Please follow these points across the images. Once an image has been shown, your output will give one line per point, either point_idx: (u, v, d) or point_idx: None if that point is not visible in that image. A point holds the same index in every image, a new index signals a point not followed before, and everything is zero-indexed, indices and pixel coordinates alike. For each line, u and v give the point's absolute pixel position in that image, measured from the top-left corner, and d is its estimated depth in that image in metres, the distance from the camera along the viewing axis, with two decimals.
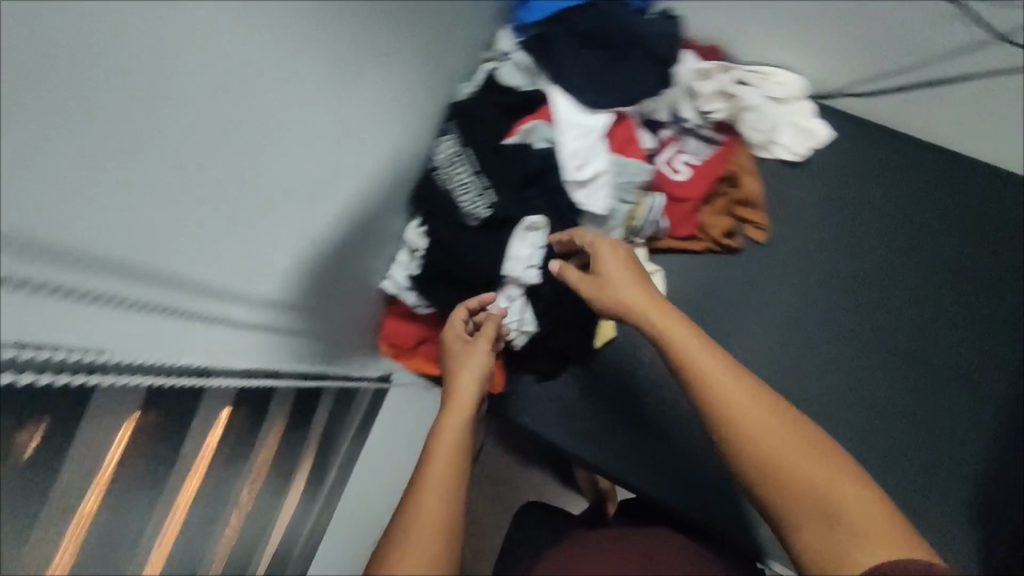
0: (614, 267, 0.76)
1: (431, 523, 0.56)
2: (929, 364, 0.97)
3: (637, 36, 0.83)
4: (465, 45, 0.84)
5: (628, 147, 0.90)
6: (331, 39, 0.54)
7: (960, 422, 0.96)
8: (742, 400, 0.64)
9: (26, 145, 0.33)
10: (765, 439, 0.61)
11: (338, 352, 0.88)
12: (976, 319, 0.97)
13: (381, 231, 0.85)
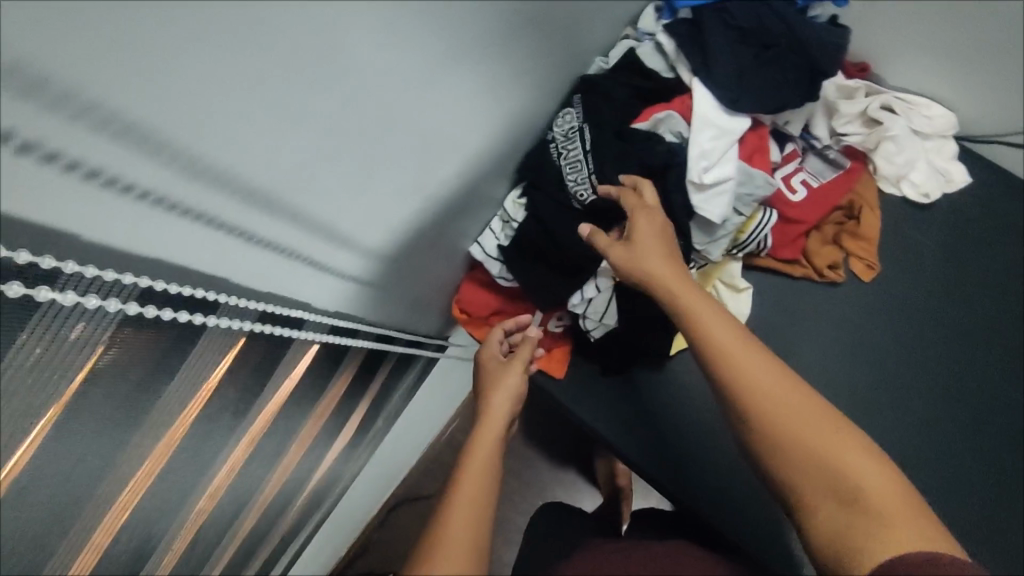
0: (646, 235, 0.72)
1: (459, 541, 0.53)
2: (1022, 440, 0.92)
3: (796, 40, 0.76)
4: (611, 18, 0.79)
5: (756, 157, 0.85)
6: None
7: None
8: (766, 386, 0.61)
9: (189, 38, 0.31)
10: (787, 427, 0.60)
11: (414, 311, 0.86)
12: None
13: (484, 195, 0.82)
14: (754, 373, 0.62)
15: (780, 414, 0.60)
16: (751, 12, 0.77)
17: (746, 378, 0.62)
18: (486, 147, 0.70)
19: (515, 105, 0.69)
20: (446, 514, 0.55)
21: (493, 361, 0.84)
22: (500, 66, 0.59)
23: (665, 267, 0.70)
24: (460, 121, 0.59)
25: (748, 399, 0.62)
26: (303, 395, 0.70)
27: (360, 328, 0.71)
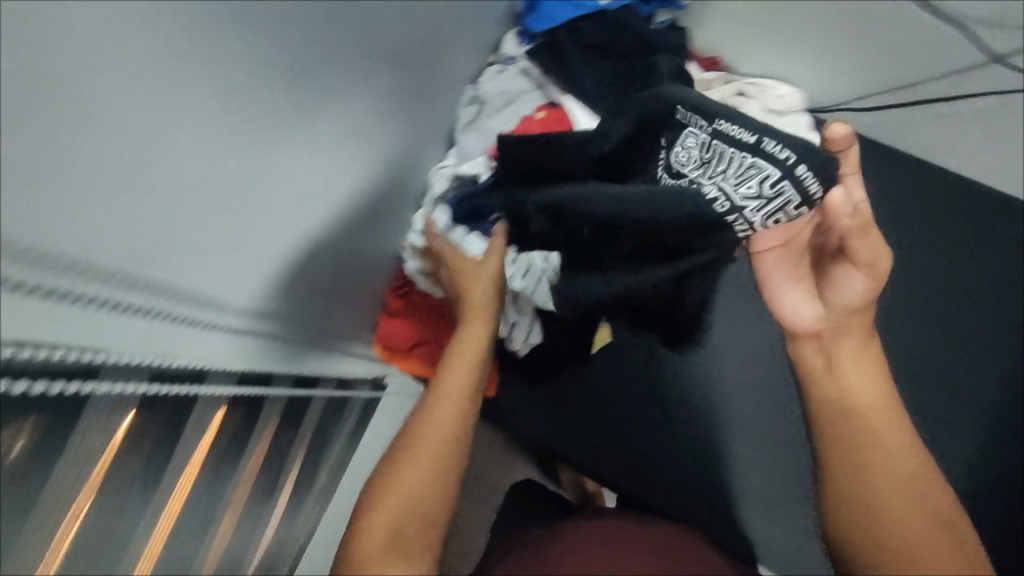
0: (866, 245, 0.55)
1: (421, 493, 0.59)
2: (910, 374, 1.04)
3: (650, 47, 0.81)
4: (471, 49, 0.84)
5: None
6: (349, 38, 0.53)
7: (943, 429, 1.03)
8: (877, 415, 0.59)
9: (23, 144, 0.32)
10: (887, 458, 0.58)
11: (339, 353, 0.88)
12: (959, 331, 1.04)
13: (383, 233, 0.84)
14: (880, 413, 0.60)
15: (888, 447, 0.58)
16: (601, 29, 0.82)
17: (863, 403, 0.60)
18: (368, 186, 0.73)
19: (388, 143, 0.72)
20: (396, 470, 0.60)
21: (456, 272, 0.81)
22: (359, 107, 0.62)
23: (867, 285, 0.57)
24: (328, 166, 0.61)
25: (861, 419, 0.59)
26: (224, 455, 0.71)
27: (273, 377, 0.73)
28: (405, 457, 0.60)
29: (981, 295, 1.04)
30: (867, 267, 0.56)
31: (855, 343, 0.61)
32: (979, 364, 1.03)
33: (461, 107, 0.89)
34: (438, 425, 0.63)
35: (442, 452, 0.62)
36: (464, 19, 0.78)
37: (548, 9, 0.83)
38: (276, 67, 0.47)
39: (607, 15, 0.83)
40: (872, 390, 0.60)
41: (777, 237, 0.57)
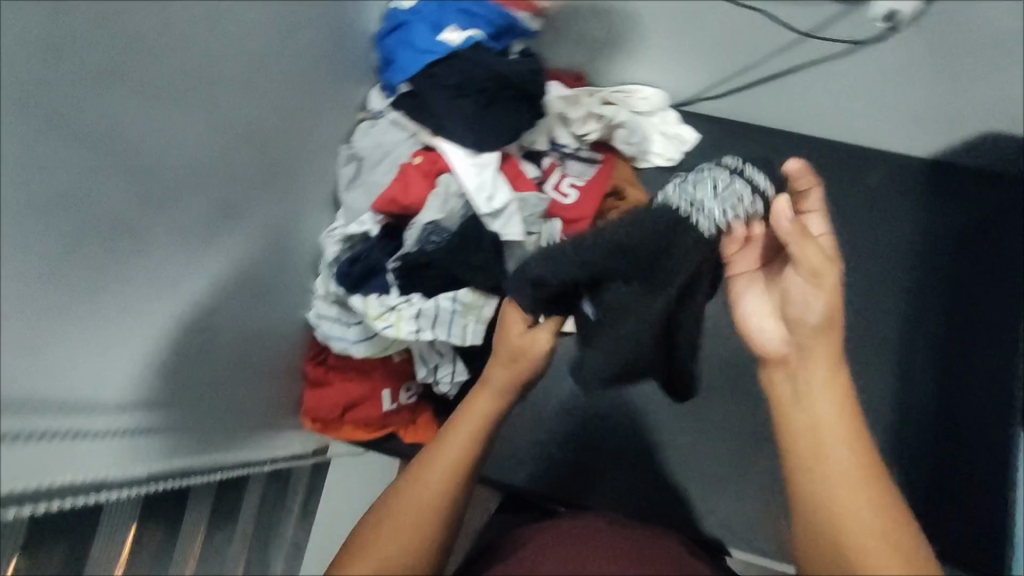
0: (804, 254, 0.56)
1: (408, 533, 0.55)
2: (851, 337, 0.98)
3: (503, 79, 0.86)
4: (335, 111, 0.87)
5: (518, 181, 0.92)
6: (161, 122, 0.55)
7: (888, 386, 0.96)
8: (843, 455, 0.54)
9: None
10: (850, 489, 0.53)
11: (265, 432, 0.87)
12: (888, 283, 0.99)
13: (285, 301, 0.85)
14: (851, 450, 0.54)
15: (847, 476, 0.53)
16: (455, 71, 0.85)
17: (828, 434, 0.55)
18: (243, 263, 0.74)
19: (254, 217, 0.74)
20: (383, 513, 0.57)
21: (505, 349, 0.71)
22: (202, 188, 0.62)
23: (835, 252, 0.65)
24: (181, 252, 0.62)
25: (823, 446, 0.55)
26: (143, 569, 0.71)
27: (190, 474, 0.72)
28: (394, 512, 0.56)
29: (904, 247, 1.00)
30: (813, 278, 0.57)
31: (821, 360, 0.57)
32: (924, 316, 0.97)
33: (340, 168, 0.90)
34: (431, 482, 0.58)
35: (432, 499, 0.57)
36: (314, 86, 0.80)
37: (403, 60, 0.86)
38: (82, 165, 0.48)
39: (457, 57, 0.86)
40: (835, 421, 0.56)
41: (735, 242, 0.66)
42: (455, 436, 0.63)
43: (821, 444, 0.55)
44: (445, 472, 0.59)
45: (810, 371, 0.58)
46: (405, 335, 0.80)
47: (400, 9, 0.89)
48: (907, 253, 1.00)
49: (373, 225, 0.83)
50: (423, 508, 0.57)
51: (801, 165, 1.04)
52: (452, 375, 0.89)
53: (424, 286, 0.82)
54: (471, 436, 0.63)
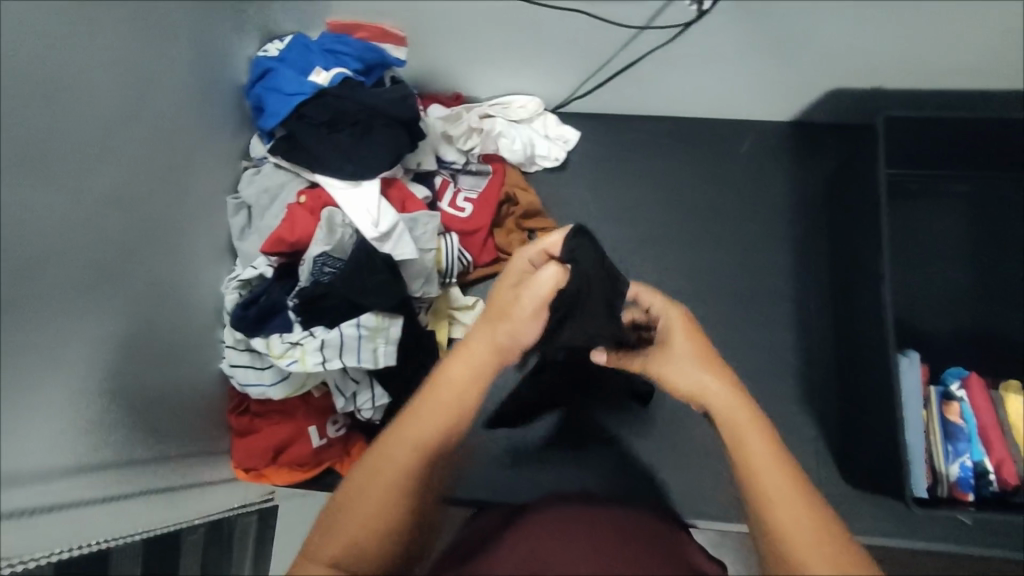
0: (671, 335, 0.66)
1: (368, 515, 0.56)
2: (745, 295, 1.05)
3: (374, 109, 0.90)
4: (214, 162, 0.89)
5: (409, 203, 0.96)
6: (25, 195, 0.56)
7: (786, 335, 1.02)
8: (789, 508, 0.54)
9: None
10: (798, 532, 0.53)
11: (204, 483, 0.87)
12: (771, 241, 1.06)
13: (192, 354, 0.86)
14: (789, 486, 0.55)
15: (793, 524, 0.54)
16: (324, 110, 0.89)
17: (800, 540, 0.53)
18: (144, 328, 0.75)
19: (146, 283, 0.75)
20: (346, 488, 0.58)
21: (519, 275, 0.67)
22: (80, 264, 0.64)
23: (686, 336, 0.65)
24: (74, 327, 0.63)
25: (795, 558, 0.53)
26: None
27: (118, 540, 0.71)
28: (356, 489, 0.57)
29: (780, 205, 1.07)
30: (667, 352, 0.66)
31: (776, 466, 0.56)
32: (809, 263, 1.05)
33: (231, 218, 0.91)
34: (394, 460, 0.57)
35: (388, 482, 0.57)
36: (186, 145, 0.82)
37: (274, 105, 0.89)
38: None
39: (327, 94, 0.89)
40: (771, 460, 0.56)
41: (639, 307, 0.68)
42: (427, 410, 0.59)
43: (776, 527, 0.54)
44: (405, 454, 0.57)
45: (767, 489, 0.55)
46: (311, 367, 0.82)
47: (264, 56, 0.92)
48: (784, 209, 1.07)
49: (267, 266, 0.86)
50: (390, 487, 0.57)
51: (675, 145, 1.10)
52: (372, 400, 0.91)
53: (325, 318, 0.85)
54: (441, 411, 0.59)
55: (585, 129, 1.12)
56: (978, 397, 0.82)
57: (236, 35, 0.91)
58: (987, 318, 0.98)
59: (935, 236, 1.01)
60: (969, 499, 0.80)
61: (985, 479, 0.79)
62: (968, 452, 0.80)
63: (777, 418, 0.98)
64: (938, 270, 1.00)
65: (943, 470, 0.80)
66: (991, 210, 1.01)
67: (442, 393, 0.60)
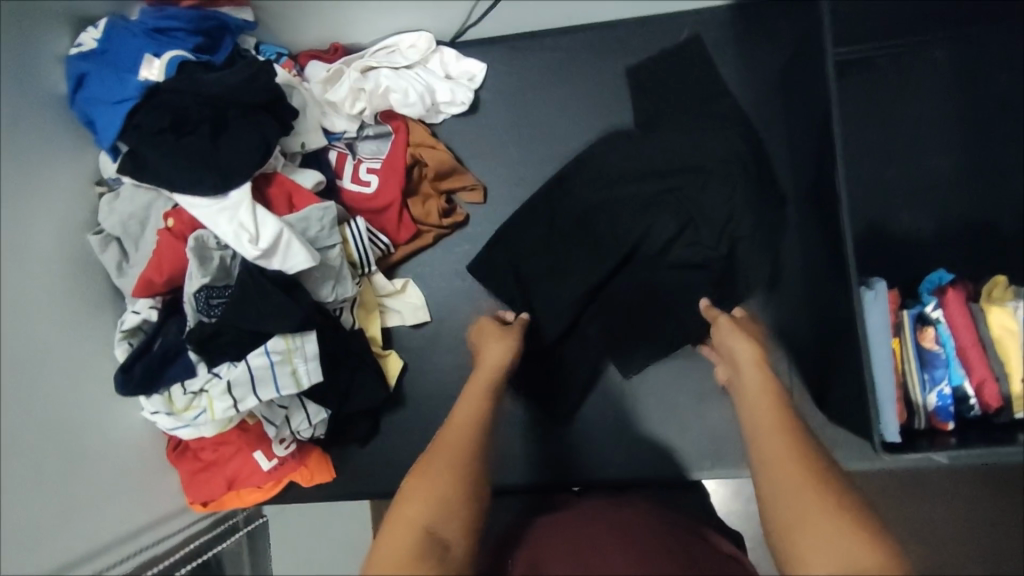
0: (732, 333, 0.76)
1: (448, 473, 0.57)
2: None
3: (217, 98, 0.77)
4: (60, 197, 0.77)
5: (297, 197, 0.83)
6: None
7: None
8: (788, 477, 0.54)
9: None
10: (786, 504, 0.53)
11: (153, 542, 0.83)
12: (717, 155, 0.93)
13: (103, 413, 0.79)
14: (792, 463, 0.55)
15: (782, 485, 0.54)
16: (164, 111, 0.76)
17: (796, 501, 0.52)
18: (31, 415, 0.66)
19: (19, 368, 0.65)
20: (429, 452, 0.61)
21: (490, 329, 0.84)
22: None
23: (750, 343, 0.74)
24: None
25: (792, 526, 0.51)
26: None
27: None
28: (431, 455, 0.60)
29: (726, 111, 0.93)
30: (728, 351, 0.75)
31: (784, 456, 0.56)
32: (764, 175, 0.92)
33: (100, 255, 0.81)
34: (456, 428, 0.64)
35: (457, 446, 0.61)
36: (20, 187, 0.69)
37: (103, 117, 0.76)
38: None
39: (162, 92, 0.76)
40: (781, 439, 0.58)
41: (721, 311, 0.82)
42: (466, 405, 0.68)
43: (780, 500, 0.53)
44: (462, 426, 0.64)
45: (772, 467, 0.55)
46: (222, 414, 0.76)
47: (79, 53, 0.76)
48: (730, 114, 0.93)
49: (151, 309, 0.77)
50: (461, 446, 0.61)
51: (595, 61, 0.95)
52: (309, 419, 0.85)
53: (228, 353, 0.76)
54: (479, 391, 0.71)
55: (491, 58, 0.97)
56: (956, 317, 0.74)
57: (39, 36, 0.74)
58: (971, 204, 0.86)
59: (908, 116, 0.87)
60: (948, 428, 0.74)
61: (965, 403, 0.73)
62: (947, 378, 0.73)
63: None
64: (913, 157, 0.87)
65: (920, 402, 0.73)
66: (971, 72, 0.86)
67: (483, 372, 0.75)
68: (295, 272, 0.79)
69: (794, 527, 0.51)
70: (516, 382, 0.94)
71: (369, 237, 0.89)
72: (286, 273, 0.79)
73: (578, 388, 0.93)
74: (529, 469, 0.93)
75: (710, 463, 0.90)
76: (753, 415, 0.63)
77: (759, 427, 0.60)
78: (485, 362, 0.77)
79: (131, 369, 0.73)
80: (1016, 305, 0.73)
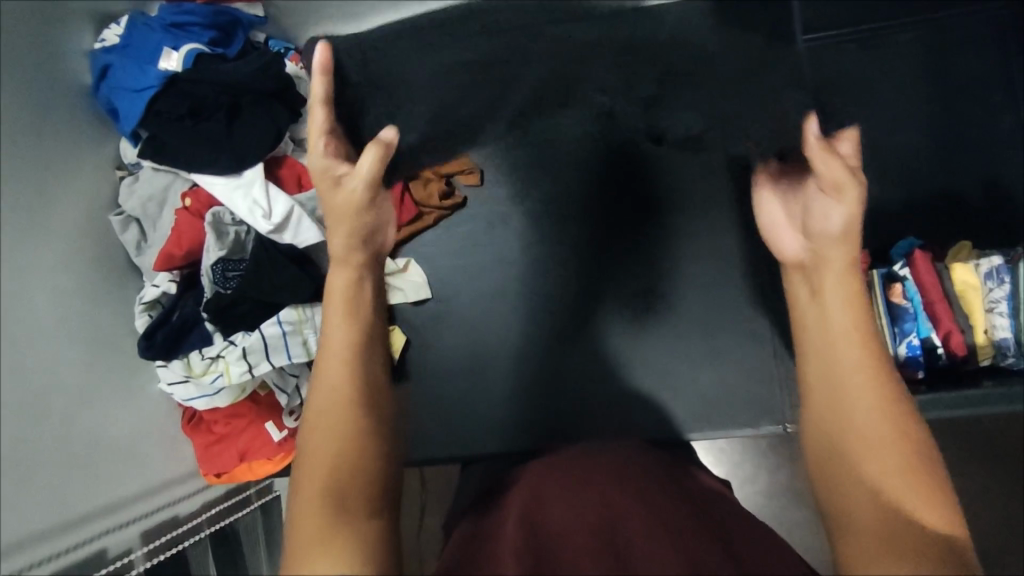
0: (824, 219, 0.66)
1: (331, 453, 0.54)
2: (685, 197, 0.98)
3: (231, 86, 0.83)
4: (85, 180, 0.82)
5: (306, 179, 0.89)
6: None
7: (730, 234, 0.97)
8: (881, 452, 0.51)
9: None
10: (848, 480, 0.51)
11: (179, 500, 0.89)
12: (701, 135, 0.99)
13: (125, 383, 0.84)
14: (884, 433, 0.52)
15: (871, 457, 0.52)
16: (182, 98, 0.82)
17: (877, 478, 0.50)
18: (64, 375, 0.72)
19: (51, 331, 0.71)
20: (315, 419, 0.57)
21: (331, 183, 0.70)
22: None
23: (852, 226, 0.64)
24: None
25: (849, 506, 0.50)
26: None
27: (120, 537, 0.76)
28: (318, 422, 0.56)
29: None
30: (835, 192, 0.65)
31: (875, 421, 0.53)
32: None
33: (121, 235, 0.86)
34: (338, 388, 0.59)
35: (344, 416, 0.57)
36: (50, 167, 0.75)
37: (125, 105, 0.81)
38: None
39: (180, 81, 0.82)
40: (872, 398, 0.54)
41: (823, 142, 0.67)
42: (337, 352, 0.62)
43: (853, 471, 0.52)
44: (344, 388, 0.59)
45: (854, 438, 0.53)
46: (238, 378, 0.80)
47: (103, 47, 0.83)
48: None
49: (169, 283, 0.82)
50: (350, 412, 0.57)
51: None
52: None
53: (245, 322, 0.82)
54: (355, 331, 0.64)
55: None
56: (923, 275, 0.79)
57: (66, 31, 0.80)
58: (938, 176, 0.92)
59: (878, 97, 0.94)
60: (918, 377, 0.79)
61: (934, 353, 0.78)
62: (915, 331, 0.78)
63: (732, 321, 0.96)
64: (885, 134, 0.93)
65: (892, 353, 0.78)
66: (932, 54, 0.93)
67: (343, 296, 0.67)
68: (306, 246, 0.85)
69: (850, 504, 0.50)
70: (516, 352, 0.98)
71: None
72: (297, 247, 0.84)
73: (573, 356, 0.98)
74: (531, 433, 0.96)
75: (703, 424, 0.95)
76: (830, 359, 0.58)
77: (847, 380, 0.56)
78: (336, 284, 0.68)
79: (153, 337, 0.77)
80: (979, 262, 0.79)
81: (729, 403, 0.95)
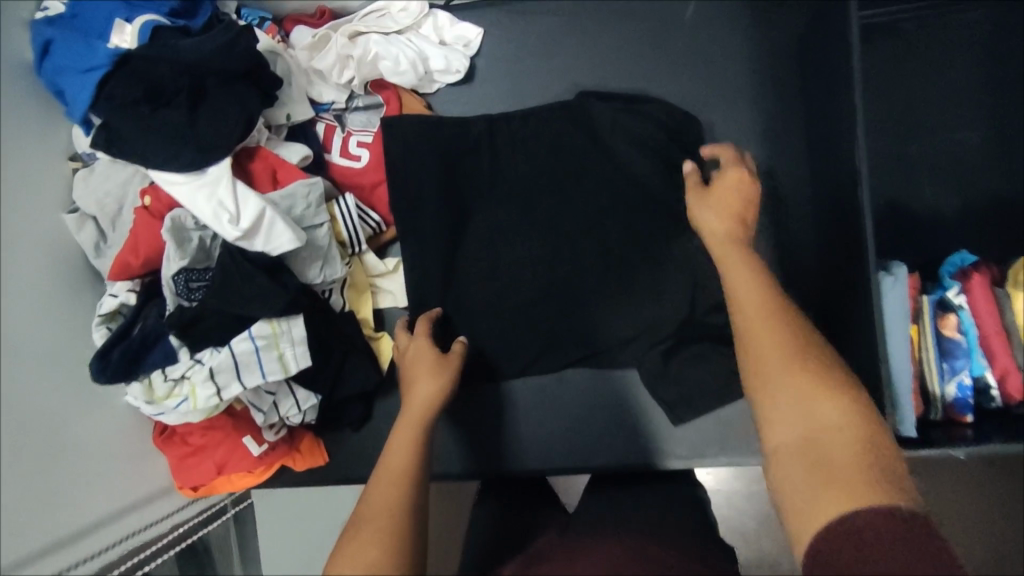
0: (713, 210, 0.69)
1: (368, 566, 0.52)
2: None
3: (192, 66, 0.71)
4: (35, 172, 0.72)
5: (280, 173, 0.79)
6: None
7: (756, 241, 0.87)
8: (802, 395, 0.51)
9: None
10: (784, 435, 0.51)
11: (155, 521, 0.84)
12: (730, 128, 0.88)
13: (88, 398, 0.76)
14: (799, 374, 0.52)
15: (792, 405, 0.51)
16: (135, 80, 0.71)
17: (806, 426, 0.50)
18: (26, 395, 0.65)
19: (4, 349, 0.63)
20: (354, 531, 0.56)
21: (418, 354, 0.79)
22: None
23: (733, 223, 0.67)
24: None
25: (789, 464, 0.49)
26: None
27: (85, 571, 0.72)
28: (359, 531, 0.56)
29: (740, 83, 0.88)
30: (712, 205, 0.69)
31: (788, 357, 0.53)
32: (780, 147, 0.87)
33: (76, 234, 0.76)
34: (386, 498, 0.59)
35: (386, 528, 0.56)
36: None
37: (69, 87, 0.70)
38: None
39: (132, 61, 0.71)
40: (780, 340, 0.54)
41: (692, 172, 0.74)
42: (390, 469, 0.62)
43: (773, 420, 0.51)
44: (390, 497, 0.59)
45: (772, 387, 0.52)
46: (204, 402, 0.73)
47: (46, 18, 0.71)
48: (744, 86, 0.88)
49: (129, 292, 0.74)
50: (389, 528, 0.56)
51: (602, 29, 0.90)
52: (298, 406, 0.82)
53: (211, 338, 0.73)
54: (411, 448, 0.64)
55: (490, 24, 0.92)
56: (981, 304, 0.69)
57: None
58: (998, 185, 0.81)
59: (939, 87, 0.82)
60: (967, 420, 0.70)
61: (986, 395, 0.69)
62: (967, 368, 0.69)
63: None
64: (939, 134, 0.82)
65: (938, 393, 0.70)
66: (1002, 43, 0.81)
67: (406, 419, 0.69)
68: (280, 253, 0.75)
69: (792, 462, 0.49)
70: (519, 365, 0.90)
71: (359, 213, 0.85)
72: (271, 254, 0.75)
73: (575, 372, 0.90)
74: (529, 452, 0.90)
75: (715, 450, 0.87)
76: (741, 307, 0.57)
77: (755, 325, 0.55)
78: (408, 409, 0.70)
79: (107, 356, 0.69)
80: None
81: (743, 428, 0.87)
